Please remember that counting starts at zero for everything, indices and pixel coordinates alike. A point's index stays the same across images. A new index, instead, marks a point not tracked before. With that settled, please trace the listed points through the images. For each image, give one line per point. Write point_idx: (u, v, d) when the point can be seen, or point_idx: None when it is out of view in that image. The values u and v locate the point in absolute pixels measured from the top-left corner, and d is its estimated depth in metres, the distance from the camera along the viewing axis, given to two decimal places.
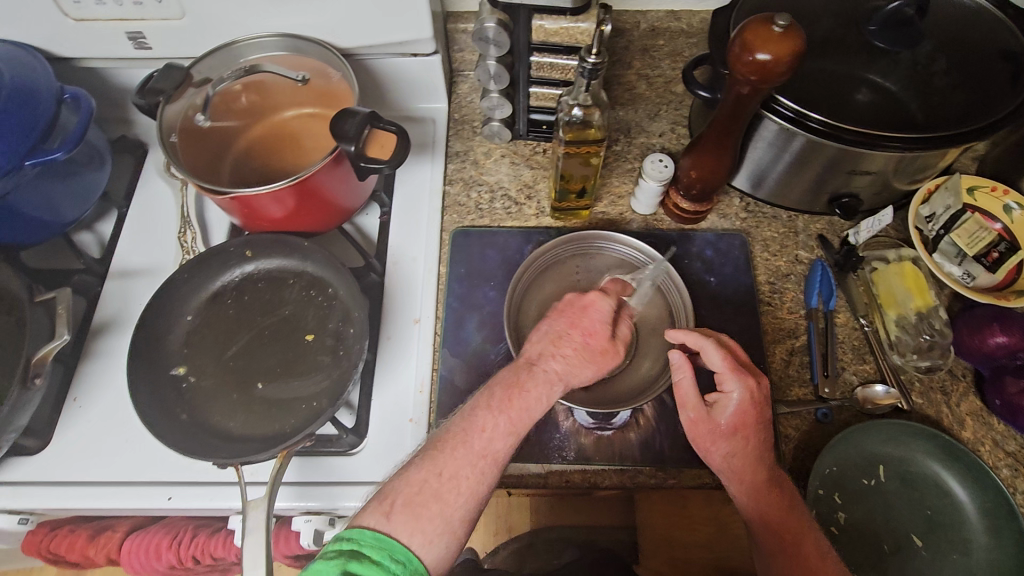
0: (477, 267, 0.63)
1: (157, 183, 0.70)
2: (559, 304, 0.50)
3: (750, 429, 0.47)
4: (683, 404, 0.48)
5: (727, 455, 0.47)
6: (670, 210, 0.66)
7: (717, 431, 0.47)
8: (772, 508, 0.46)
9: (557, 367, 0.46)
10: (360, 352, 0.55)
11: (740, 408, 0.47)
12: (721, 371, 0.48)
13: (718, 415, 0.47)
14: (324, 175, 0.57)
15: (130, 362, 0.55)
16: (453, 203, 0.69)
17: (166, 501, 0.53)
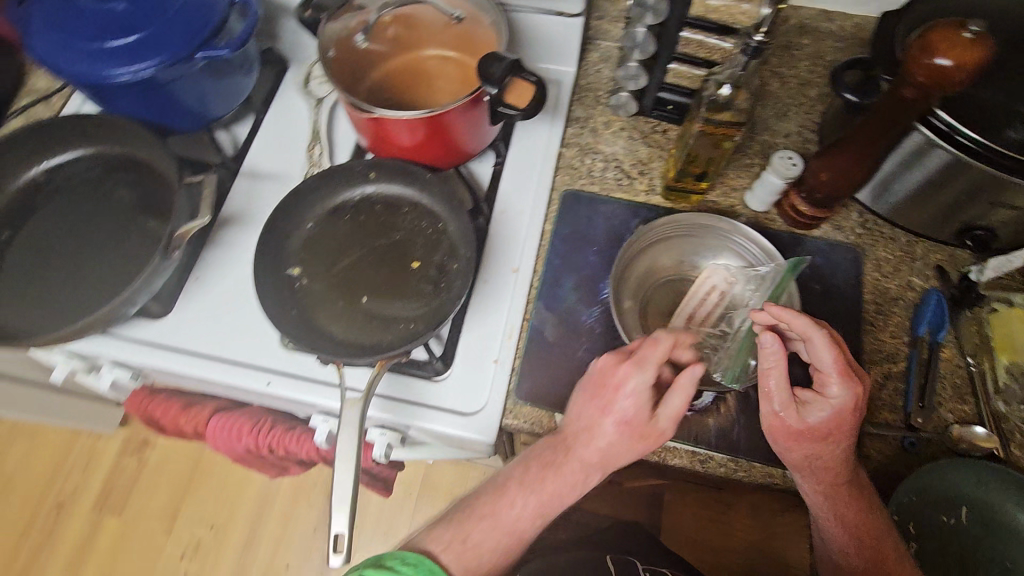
0: (582, 231, 0.64)
1: (293, 97, 0.74)
2: (593, 383, 0.51)
3: (842, 434, 0.49)
4: (779, 398, 0.49)
5: (808, 455, 0.49)
6: (785, 211, 0.65)
7: (807, 434, 0.49)
8: (847, 506, 0.50)
9: (590, 459, 0.51)
10: (463, 287, 0.57)
11: (838, 413, 0.48)
12: (828, 372, 0.48)
13: (808, 417, 0.49)
14: (457, 116, 0.59)
15: (256, 255, 0.59)
16: (567, 165, 0.69)
17: (265, 385, 0.58)
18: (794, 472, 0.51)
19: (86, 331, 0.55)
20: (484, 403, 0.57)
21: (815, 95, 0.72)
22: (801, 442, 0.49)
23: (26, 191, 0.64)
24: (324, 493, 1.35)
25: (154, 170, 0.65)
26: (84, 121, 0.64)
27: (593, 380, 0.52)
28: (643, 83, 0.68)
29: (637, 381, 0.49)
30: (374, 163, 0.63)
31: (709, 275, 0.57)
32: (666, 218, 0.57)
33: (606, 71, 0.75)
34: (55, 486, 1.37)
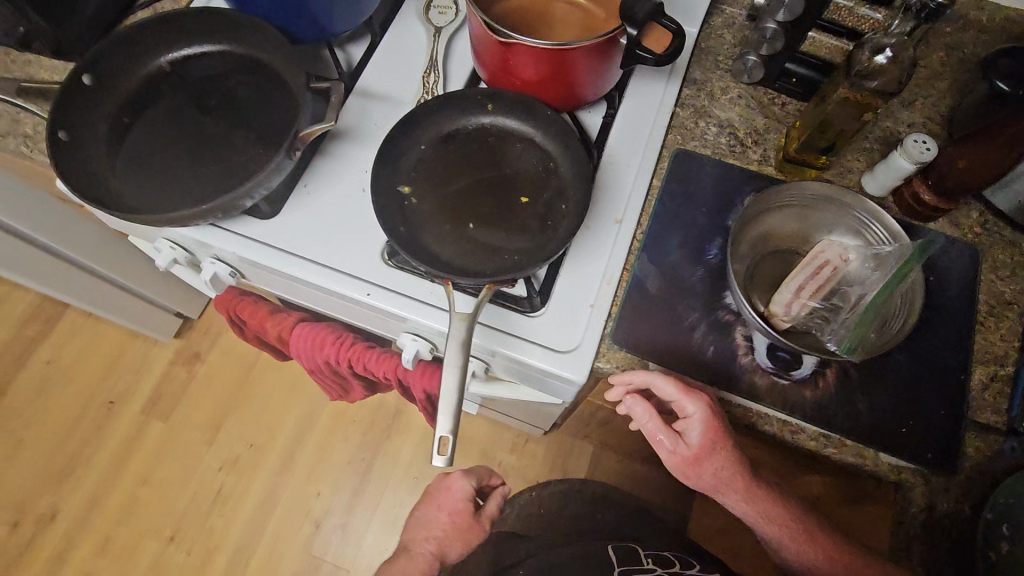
0: (692, 191, 0.63)
1: (410, 23, 0.73)
2: (439, 484, 0.96)
3: (721, 441, 0.57)
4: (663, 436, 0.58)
5: (711, 464, 0.58)
6: (903, 199, 0.62)
7: (698, 451, 0.57)
8: (756, 494, 0.60)
9: (432, 548, 0.87)
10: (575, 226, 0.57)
11: (706, 422, 0.55)
12: (679, 399, 0.54)
13: (688, 440, 0.57)
14: (581, 56, 0.59)
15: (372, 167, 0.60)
16: (680, 125, 0.68)
17: (365, 296, 0.61)
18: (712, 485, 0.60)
19: (207, 214, 0.57)
20: (576, 344, 0.58)
21: (948, 87, 0.68)
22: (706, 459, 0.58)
23: (154, 78, 0.66)
24: (360, 432, 1.38)
25: (278, 74, 0.66)
26: (217, 16, 0.65)
27: (436, 487, 0.96)
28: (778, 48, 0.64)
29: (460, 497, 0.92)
30: (496, 94, 0.62)
31: (824, 249, 0.56)
32: (790, 185, 0.56)
33: (730, 35, 0.72)
34: (107, 386, 1.43)
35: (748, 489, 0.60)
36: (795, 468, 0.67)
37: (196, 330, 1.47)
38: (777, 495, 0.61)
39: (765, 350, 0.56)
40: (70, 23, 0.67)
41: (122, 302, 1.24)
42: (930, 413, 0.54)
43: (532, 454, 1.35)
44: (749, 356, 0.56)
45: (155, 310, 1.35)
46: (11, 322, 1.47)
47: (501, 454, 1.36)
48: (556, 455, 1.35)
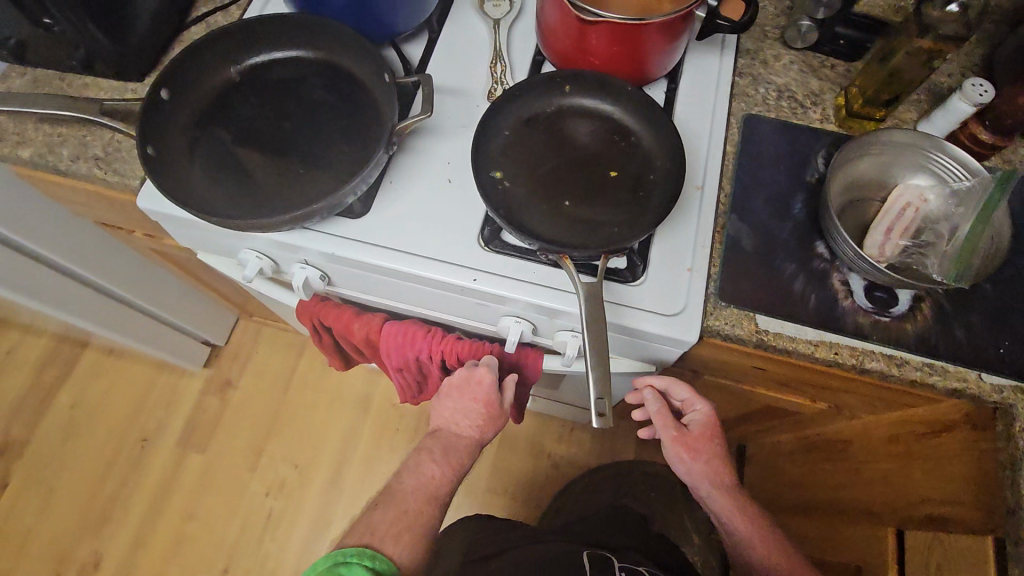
0: (767, 153, 0.66)
1: (467, 18, 0.74)
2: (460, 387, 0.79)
3: (713, 442, 0.70)
4: (671, 434, 0.69)
5: (702, 462, 0.70)
6: (959, 141, 0.66)
7: (696, 448, 0.69)
8: (734, 497, 0.71)
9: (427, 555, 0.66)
10: (673, 193, 0.60)
11: (706, 421, 0.69)
12: (687, 399, 0.69)
13: (691, 439, 0.69)
14: (654, 32, 0.61)
15: None
16: (741, 93, 0.71)
17: (471, 281, 0.61)
18: (701, 482, 0.71)
19: (318, 212, 0.58)
20: (683, 305, 0.60)
21: (981, 36, 0.72)
22: (698, 458, 0.69)
23: (227, 90, 0.66)
24: (406, 439, 1.37)
25: (352, 76, 0.66)
26: (289, 24, 0.66)
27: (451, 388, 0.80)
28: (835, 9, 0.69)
29: (481, 384, 0.68)
30: (575, 75, 0.65)
31: (903, 193, 0.59)
32: (872, 135, 0.60)
33: (773, 5, 0.75)
34: (137, 422, 1.39)
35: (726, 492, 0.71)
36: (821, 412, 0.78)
37: (224, 356, 1.44)
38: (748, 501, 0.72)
39: (862, 291, 0.59)
40: (132, 41, 0.66)
41: (155, 334, 1.21)
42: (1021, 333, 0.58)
43: (579, 441, 1.36)
44: (848, 299, 0.59)
45: (185, 339, 1.32)
46: (28, 368, 1.42)
47: (549, 446, 1.37)
48: (603, 439, 1.36)
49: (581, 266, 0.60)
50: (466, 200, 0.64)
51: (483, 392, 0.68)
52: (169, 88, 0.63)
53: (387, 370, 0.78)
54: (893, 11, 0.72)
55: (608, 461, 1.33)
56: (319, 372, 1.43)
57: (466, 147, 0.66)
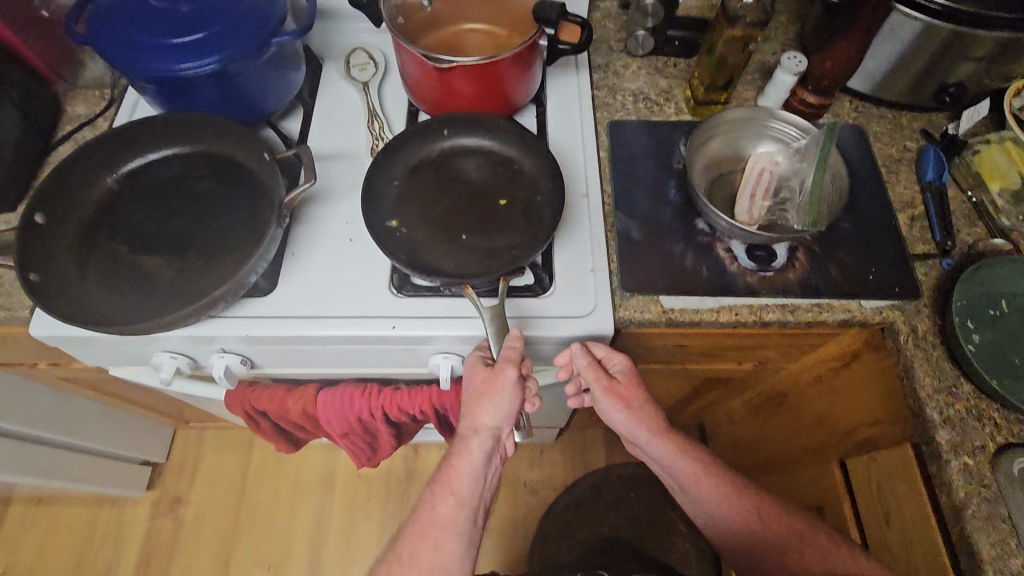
0: (636, 151, 0.73)
1: (339, 85, 0.78)
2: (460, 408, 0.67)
3: (641, 389, 0.67)
4: (603, 390, 0.64)
5: (638, 412, 0.68)
6: (794, 107, 0.76)
7: (626, 402, 0.67)
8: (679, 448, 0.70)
9: None
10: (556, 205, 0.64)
11: (626, 369, 0.66)
12: (605, 355, 0.65)
13: (619, 392, 0.66)
14: (508, 65, 0.66)
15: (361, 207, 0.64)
16: (602, 104, 0.77)
17: (391, 329, 0.62)
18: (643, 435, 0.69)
19: (220, 297, 0.58)
20: (594, 304, 0.63)
21: (789, 17, 0.83)
22: (631, 408, 0.67)
23: (108, 200, 0.65)
24: (379, 507, 1.33)
25: (233, 160, 0.67)
26: (161, 124, 0.67)
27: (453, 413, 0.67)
28: (661, 17, 0.77)
29: (473, 362, 0.62)
30: (446, 117, 0.69)
31: (758, 160, 0.66)
32: (717, 117, 0.68)
33: (611, 24, 0.83)
34: (84, 567, 1.27)
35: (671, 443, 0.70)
36: (754, 373, 0.83)
37: (169, 472, 1.36)
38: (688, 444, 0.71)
39: (744, 253, 0.65)
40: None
41: (85, 469, 1.13)
42: (884, 257, 0.66)
43: (552, 462, 1.37)
44: (733, 263, 0.65)
45: (120, 466, 1.24)
46: None
47: (522, 475, 1.36)
48: (573, 453, 1.38)
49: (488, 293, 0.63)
50: (370, 254, 0.66)
51: (473, 368, 0.62)
52: (44, 211, 0.62)
53: (334, 439, 0.77)
54: (711, 11, 0.81)
55: (582, 474, 1.34)
56: (274, 462, 1.37)
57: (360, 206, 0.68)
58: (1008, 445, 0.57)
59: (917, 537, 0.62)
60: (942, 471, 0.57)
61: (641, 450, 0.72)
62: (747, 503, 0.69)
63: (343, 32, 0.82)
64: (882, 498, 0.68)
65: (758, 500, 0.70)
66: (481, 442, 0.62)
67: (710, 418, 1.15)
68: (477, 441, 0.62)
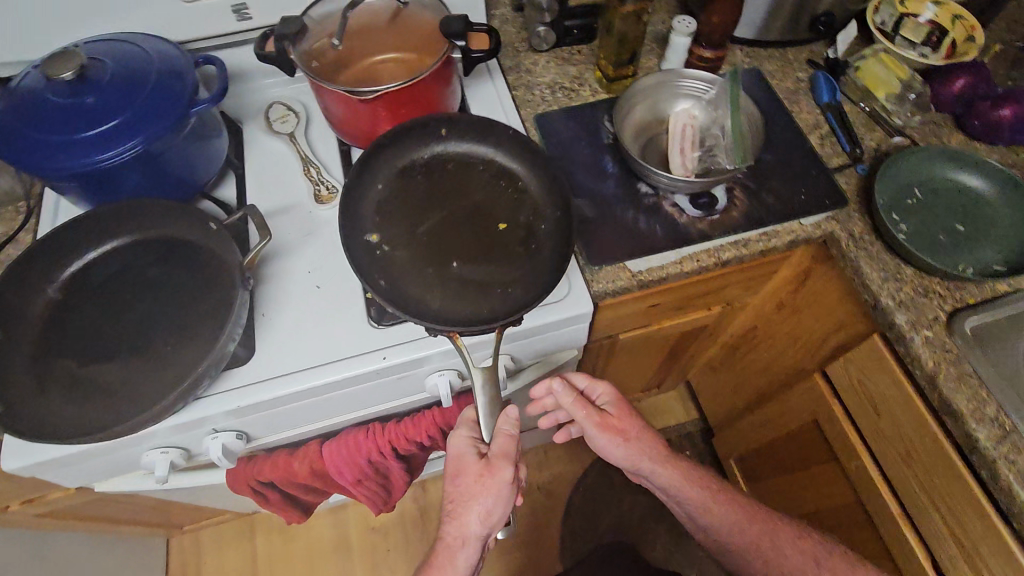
0: (566, 136, 0.77)
1: (265, 141, 0.78)
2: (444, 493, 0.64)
3: (635, 419, 0.71)
4: (595, 424, 0.68)
5: (636, 448, 0.70)
6: (695, 64, 0.82)
7: (622, 435, 0.70)
8: (683, 474, 0.72)
9: None
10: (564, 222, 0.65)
11: (614, 399, 0.70)
12: (589, 385, 0.70)
13: (611, 425, 0.69)
14: (429, 84, 0.68)
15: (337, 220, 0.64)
16: (523, 101, 0.81)
17: (382, 360, 0.61)
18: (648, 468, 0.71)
19: (203, 375, 0.57)
20: (569, 285, 0.65)
21: None
22: (628, 439, 0.70)
23: (52, 312, 0.62)
24: (402, 555, 1.30)
25: (174, 238, 0.65)
26: (88, 221, 0.64)
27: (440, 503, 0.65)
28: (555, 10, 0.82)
29: (462, 451, 0.62)
30: (447, 116, 0.69)
31: (678, 118, 0.72)
32: (631, 88, 0.72)
33: (511, 27, 0.88)
34: None
35: (675, 474, 0.72)
36: (728, 315, 0.89)
37: None
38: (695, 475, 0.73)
39: (688, 203, 0.70)
40: None
41: None
42: (810, 176, 0.72)
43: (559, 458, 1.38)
44: (681, 213, 0.69)
45: None
46: None
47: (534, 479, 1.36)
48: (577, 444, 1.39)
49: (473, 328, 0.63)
50: (340, 295, 0.65)
51: (462, 459, 0.61)
52: None
53: (347, 488, 0.76)
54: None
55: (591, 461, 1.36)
56: (283, 543, 1.31)
57: (318, 252, 0.68)
58: (956, 308, 0.63)
59: (910, 427, 0.65)
60: (911, 349, 0.62)
61: (647, 481, 0.74)
62: (758, 533, 0.71)
63: (257, 91, 0.81)
64: (873, 418, 0.70)
65: (771, 530, 0.71)
66: (468, 552, 0.60)
67: (702, 376, 1.20)
68: (463, 555, 0.60)
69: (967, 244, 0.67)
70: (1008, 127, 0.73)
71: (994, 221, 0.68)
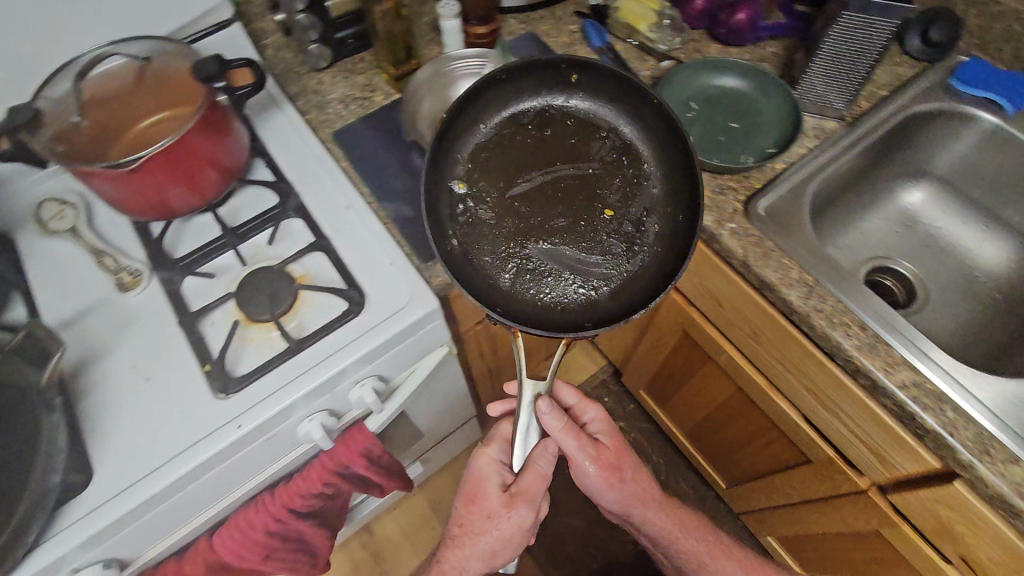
0: (370, 145, 0.76)
1: (48, 246, 0.70)
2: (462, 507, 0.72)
3: (629, 460, 0.73)
4: (590, 462, 0.68)
5: (625, 489, 0.72)
6: (474, 43, 0.84)
7: (615, 477, 0.70)
8: (673, 520, 0.77)
9: None
10: (673, 231, 0.63)
11: (609, 435, 0.73)
12: (580, 405, 0.74)
13: (605, 466, 0.70)
14: (199, 135, 0.63)
15: (431, 166, 0.63)
16: (319, 122, 0.79)
17: (238, 430, 0.57)
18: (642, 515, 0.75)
19: (28, 518, 0.51)
20: (409, 290, 0.64)
21: None
22: (622, 480, 0.71)
23: None
24: None
25: None
26: None
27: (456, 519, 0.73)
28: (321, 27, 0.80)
29: (490, 475, 0.70)
30: (586, 68, 0.66)
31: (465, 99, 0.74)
32: (410, 86, 0.73)
33: (286, 53, 0.85)
34: None
35: (667, 520, 0.76)
36: None
37: None
38: (688, 519, 0.79)
39: None
40: None
41: None
42: None
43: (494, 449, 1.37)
44: None
45: None
46: None
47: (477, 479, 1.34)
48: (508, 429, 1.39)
49: (332, 361, 0.61)
50: (174, 379, 0.60)
51: (486, 482, 0.69)
52: None
53: (261, 564, 0.74)
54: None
55: None
56: None
57: (139, 343, 0.62)
58: (749, 196, 0.70)
59: (757, 314, 0.71)
60: (723, 244, 0.68)
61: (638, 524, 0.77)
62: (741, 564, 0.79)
63: (20, 194, 0.73)
64: (728, 316, 0.76)
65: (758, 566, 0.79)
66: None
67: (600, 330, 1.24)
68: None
69: (744, 137, 0.75)
70: (748, 28, 0.82)
71: (759, 110, 0.77)
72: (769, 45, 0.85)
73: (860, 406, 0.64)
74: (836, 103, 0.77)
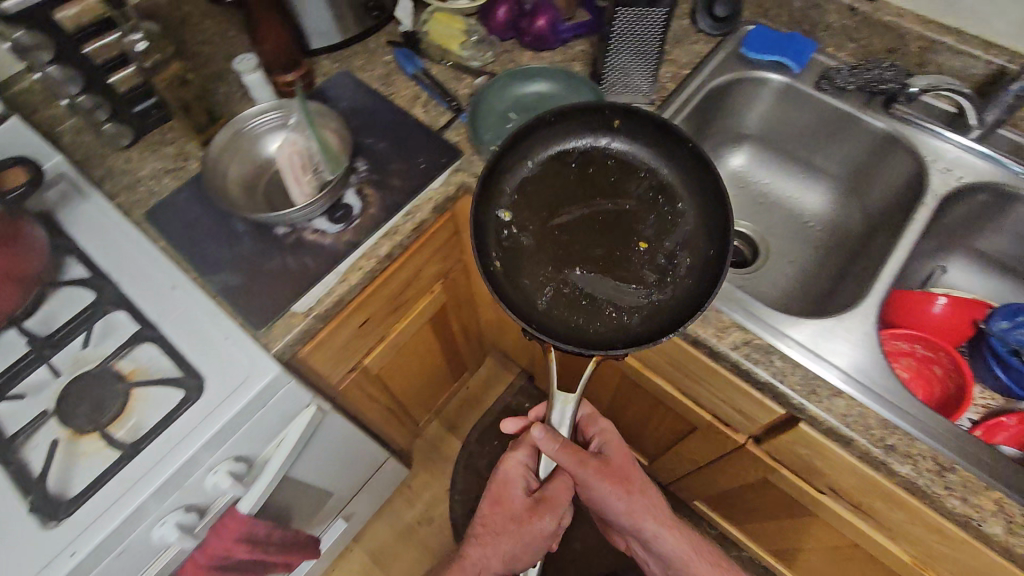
0: (190, 217, 0.72)
1: None
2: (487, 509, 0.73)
3: (638, 475, 0.71)
4: (599, 472, 0.68)
5: (635, 505, 0.69)
6: (285, 91, 0.82)
7: (625, 488, 0.69)
8: (684, 540, 0.71)
9: None
10: (710, 266, 0.61)
11: (617, 448, 0.74)
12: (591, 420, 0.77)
13: (616, 479, 0.69)
14: None
15: (480, 194, 0.62)
16: (131, 203, 0.74)
17: (73, 556, 0.53)
18: (653, 534, 0.70)
19: None
20: (247, 362, 0.62)
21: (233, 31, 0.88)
22: (632, 493, 0.69)
23: None
24: None
25: None
26: None
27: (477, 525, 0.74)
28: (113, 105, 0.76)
29: (512, 476, 0.72)
30: (628, 112, 0.65)
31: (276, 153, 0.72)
32: (211, 154, 0.71)
33: (85, 136, 0.79)
34: None
35: (682, 539, 0.71)
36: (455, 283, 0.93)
37: None
38: (701, 539, 0.73)
39: (326, 222, 0.70)
40: None
41: None
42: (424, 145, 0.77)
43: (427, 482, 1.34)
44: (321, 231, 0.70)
45: None
46: None
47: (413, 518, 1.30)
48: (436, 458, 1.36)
49: (172, 455, 0.57)
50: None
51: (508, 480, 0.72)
52: None
53: None
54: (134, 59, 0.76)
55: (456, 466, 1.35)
56: None
57: None
58: None
59: None
60: None
61: (653, 547, 0.72)
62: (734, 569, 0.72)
63: None
64: None
65: None
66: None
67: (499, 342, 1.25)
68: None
69: None
70: (550, 33, 0.85)
71: None
72: (576, 44, 0.88)
73: (709, 370, 0.67)
74: (642, 88, 0.81)
